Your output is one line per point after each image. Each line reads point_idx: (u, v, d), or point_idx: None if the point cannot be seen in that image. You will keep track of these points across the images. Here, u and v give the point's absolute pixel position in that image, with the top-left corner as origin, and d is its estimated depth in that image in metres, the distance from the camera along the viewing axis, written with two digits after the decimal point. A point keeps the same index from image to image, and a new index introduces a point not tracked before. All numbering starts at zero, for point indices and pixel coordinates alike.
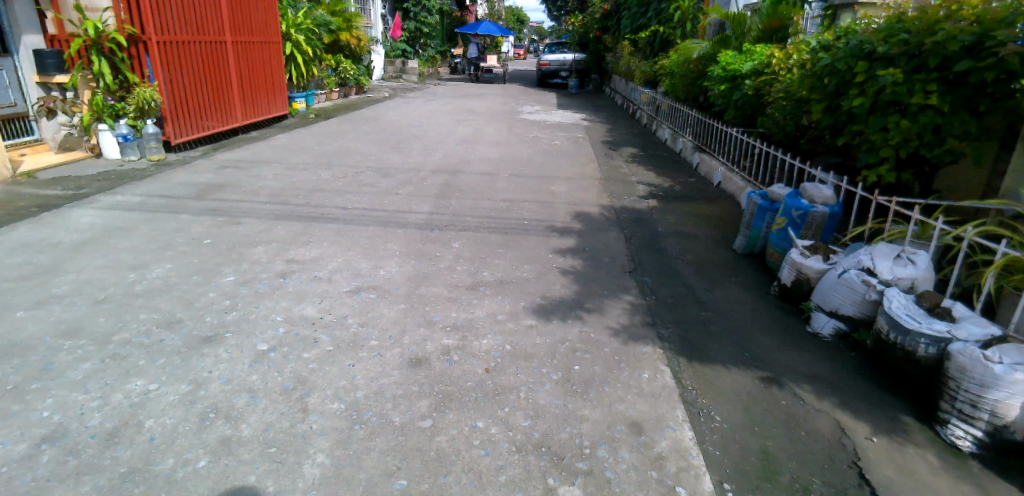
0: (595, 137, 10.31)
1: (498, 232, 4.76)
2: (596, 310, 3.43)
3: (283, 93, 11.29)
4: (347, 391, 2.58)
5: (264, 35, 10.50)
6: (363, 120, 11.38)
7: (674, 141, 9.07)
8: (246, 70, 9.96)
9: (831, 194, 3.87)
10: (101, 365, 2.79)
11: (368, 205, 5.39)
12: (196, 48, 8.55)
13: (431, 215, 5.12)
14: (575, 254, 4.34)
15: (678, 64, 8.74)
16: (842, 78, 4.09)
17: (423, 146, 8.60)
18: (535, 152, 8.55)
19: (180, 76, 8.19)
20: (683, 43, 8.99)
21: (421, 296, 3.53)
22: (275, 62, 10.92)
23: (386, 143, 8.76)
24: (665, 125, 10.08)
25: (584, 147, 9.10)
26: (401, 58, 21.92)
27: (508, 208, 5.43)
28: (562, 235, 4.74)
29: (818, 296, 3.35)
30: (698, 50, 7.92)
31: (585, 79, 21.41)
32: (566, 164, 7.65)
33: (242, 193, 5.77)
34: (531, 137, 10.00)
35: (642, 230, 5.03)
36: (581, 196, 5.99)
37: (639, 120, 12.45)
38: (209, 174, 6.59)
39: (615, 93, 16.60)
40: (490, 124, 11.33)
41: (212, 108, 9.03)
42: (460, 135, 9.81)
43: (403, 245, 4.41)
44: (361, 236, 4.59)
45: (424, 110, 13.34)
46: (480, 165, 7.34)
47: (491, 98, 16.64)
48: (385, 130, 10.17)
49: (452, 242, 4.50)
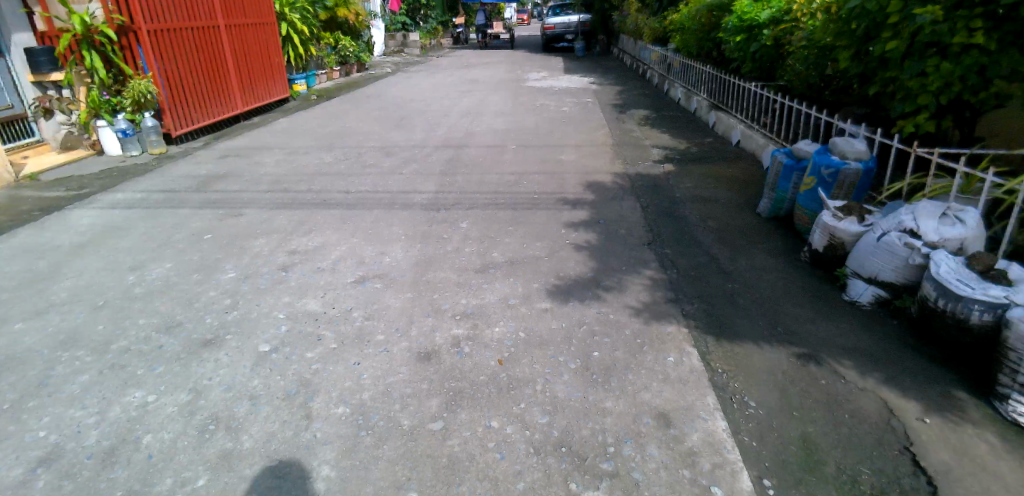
0: (605, 100, 9.91)
1: (507, 208, 4.54)
2: (614, 288, 3.22)
3: (282, 75, 11.03)
4: (353, 393, 2.43)
5: (257, 16, 10.18)
6: (365, 98, 11.10)
7: (687, 100, 8.67)
8: (241, 55, 9.70)
9: (865, 148, 3.55)
10: (99, 377, 2.68)
11: (371, 187, 5.19)
12: (188, 35, 8.31)
13: (437, 194, 4.90)
14: (589, 227, 4.11)
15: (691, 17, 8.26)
16: (872, 20, 3.72)
17: (427, 121, 8.33)
18: (543, 120, 8.23)
19: (174, 65, 7.98)
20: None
21: (428, 282, 3.35)
22: (271, 44, 10.63)
23: (389, 120, 8.50)
24: (678, 83, 9.64)
25: (593, 112, 8.75)
26: (402, 30, 21.40)
27: (516, 182, 5.19)
28: (575, 207, 4.50)
29: (855, 261, 3.11)
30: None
31: (591, 41, 20.68)
32: (575, 132, 7.34)
33: (243, 182, 5.61)
34: (538, 105, 9.65)
35: (659, 197, 4.77)
36: (593, 164, 5.71)
37: (650, 80, 11.97)
38: (210, 164, 6.43)
39: (624, 53, 16.00)
40: (495, 94, 10.96)
41: (210, 96, 8.84)
42: (465, 107, 9.50)
43: (408, 228, 4.22)
44: (364, 221, 4.41)
45: (428, 83, 12.98)
46: (486, 138, 7.07)
47: (495, 67, 16.17)
48: (388, 106, 9.90)
49: (459, 221, 4.29)
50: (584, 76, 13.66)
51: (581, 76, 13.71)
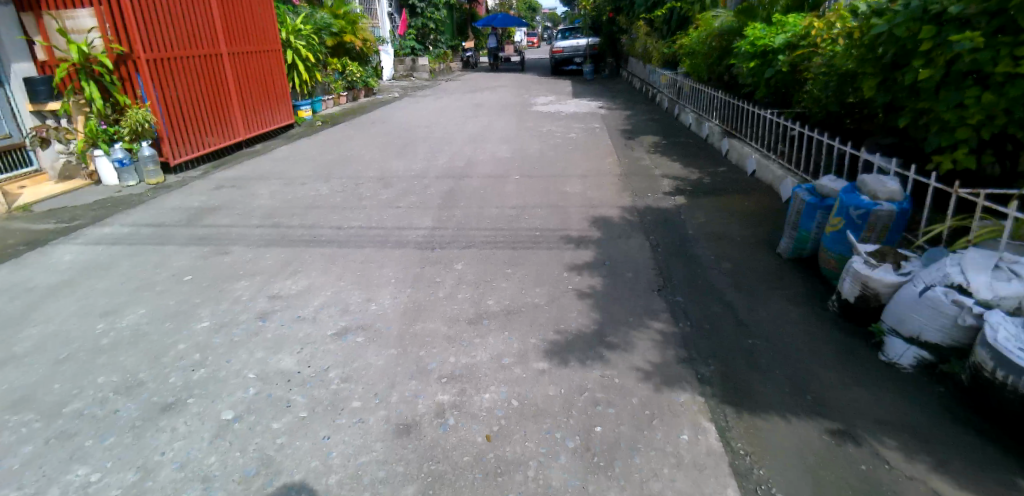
0: (613, 125, 9.68)
1: (507, 247, 4.25)
2: (620, 345, 2.90)
3: (286, 102, 10.96)
4: (319, 476, 2.13)
5: (261, 43, 10.14)
6: (370, 124, 10.99)
7: (698, 126, 8.41)
8: (244, 82, 9.62)
9: (898, 188, 3.26)
10: (42, 449, 2.39)
11: (364, 222, 4.94)
12: (189, 64, 8.23)
13: (433, 231, 4.63)
14: (594, 270, 3.81)
15: (702, 41, 8.04)
16: (901, 46, 3.43)
17: (429, 149, 8.13)
18: (549, 148, 7.98)
19: (174, 93, 7.90)
20: (703, 18, 8.27)
21: (416, 336, 3.05)
22: (275, 71, 10.57)
23: (391, 148, 8.32)
24: (688, 108, 9.41)
25: (601, 139, 8.50)
26: (411, 55, 21.49)
27: (518, 216, 4.91)
28: (579, 246, 4.21)
29: (892, 316, 2.79)
30: (721, 23, 7.20)
31: (600, 64, 20.62)
32: (582, 160, 7.07)
33: (234, 215, 5.39)
34: (544, 131, 9.43)
35: (669, 234, 4.46)
36: (599, 197, 5.43)
37: (659, 104, 11.75)
38: (203, 196, 6.24)
39: (632, 77, 15.85)
40: (501, 119, 10.78)
41: (212, 123, 8.74)
42: (470, 133, 9.31)
43: (399, 270, 3.95)
44: (354, 261, 4.15)
45: (434, 108, 12.87)
46: (489, 167, 6.83)
47: (503, 91, 16.09)
48: (392, 133, 9.74)
49: (454, 263, 4.01)
50: (592, 100, 13.49)
51: (589, 100, 13.54)
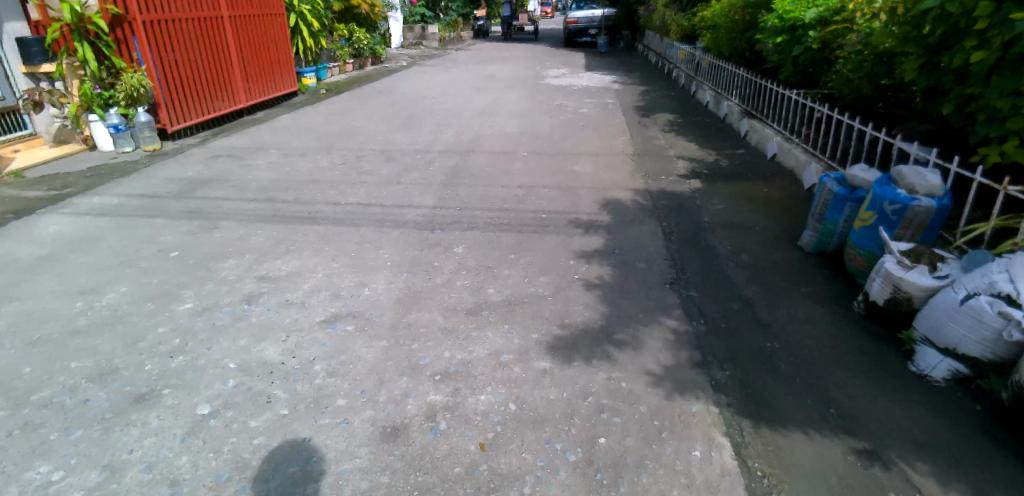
0: (626, 101, 9.32)
1: (511, 231, 4.03)
2: (628, 344, 2.69)
3: (289, 69, 10.64)
4: (297, 484, 1.95)
5: (264, 7, 9.78)
6: (375, 94, 10.66)
7: (715, 105, 8.05)
8: (247, 47, 9.30)
9: (939, 182, 2.96)
10: (5, 442, 2.22)
11: (363, 199, 4.72)
12: (188, 27, 7.93)
13: (434, 210, 4.41)
14: (602, 258, 3.58)
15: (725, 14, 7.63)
16: (952, 25, 3.11)
17: (436, 122, 7.84)
18: (559, 124, 7.67)
19: (172, 57, 7.61)
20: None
21: (410, 327, 2.86)
22: (279, 36, 10.22)
23: (396, 120, 8.04)
24: (706, 85, 9.01)
25: (614, 115, 8.18)
26: (421, 23, 20.92)
27: (524, 197, 4.67)
28: (588, 232, 3.97)
29: (926, 324, 2.59)
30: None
31: (615, 37, 20.00)
32: (593, 138, 6.77)
33: (229, 187, 5.18)
34: (555, 106, 9.08)
35: (683, 221, 4.21)
36: (611, 178, 5.16)
37: (676, 79, 11.33)
38: (199, 166, 6.03)
39: (648, 50, 15.32)
40: (511, 92, 10.43)
41: (212, 89, 8.47)
42: (478, 107, 8.99)
43: (396, 252, 3.74)
44: (349, 241, 3.94)
45: (442, 79, 12.50)
46: (496, 143, 6.55)
47: (514, 63, 15.63)
48: (397, 104, 9.44)
49: (455, 246, 3.79)
50: (606, 74, 13.05)
51: (602, 74, 13.10)
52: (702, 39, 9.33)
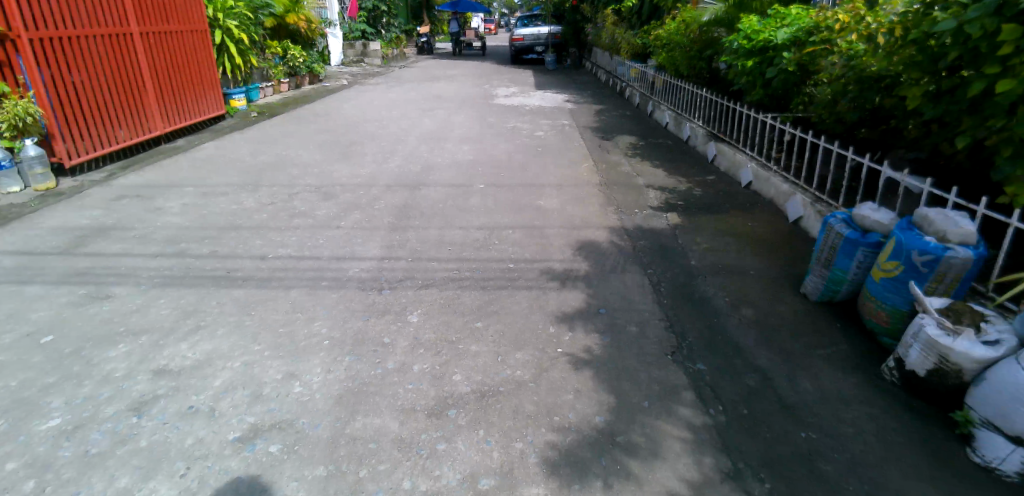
0: (582, 122, 8.94)
1: (474, 287, 3.41)
2: (638, 449, 2.12)
3: (215, 90, 9.69)
4: None
5: (182, 22, 8.80)
6: (313, 117, 9.85)
7: (676, 126, 7.77)
8: (164, 66, 8.30)
9: (973, 228, 2.54)
10: None
11: (296, 250, 3.99)
12: (90, 44, 6.88)
13: (381, 263, 3.74)
14: (586, 321, 3.02)
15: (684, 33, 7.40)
16: (965, 50, 2.79)
17: (380, 150, 7.15)
18: (515, 149, 7.14)
19: (71, 79, 6.57)
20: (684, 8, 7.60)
21: (354, 442, 2.19)
22: (201, 53, 9.25)
23: (337, 148, 7.30)
24: (664, 105, 8.78)
25: (571, 138, 7.74)
26: (361, 40, 20.12)
27: (486, 241, 4.07)
28: (565, 285, 3.41)
29: (988, 405, 2.08)
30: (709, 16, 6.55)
31: (562, 54, 19.89)
32: (554, 166, 6.26)
33: (130, 238, 4.31)
34: (508, 128, 8.58)
35: (669, 265, 3.72)
36: (580, 214, 4.65)
37: (629, 98, 11.11)
38: (97, 209, 5.09)
39: (598, 68, 15.18)
40: (460, 114, 9.87)
41: (123, 115, 7.44)
42: (426, 131, 8.36)
43: (336, 323, 3.05)
44: (276, 309, 3.22)
45: (386, 99, 11.81)
46: (449, 174, 5.93)
47: (461, 81, 15.11)
48: (337, 129, 8.68)
49: (408, 312, 3.14)
50: (557, 92, 12.72)
51: (553, 92, 12.77)
52: (656, 58, 9.12)
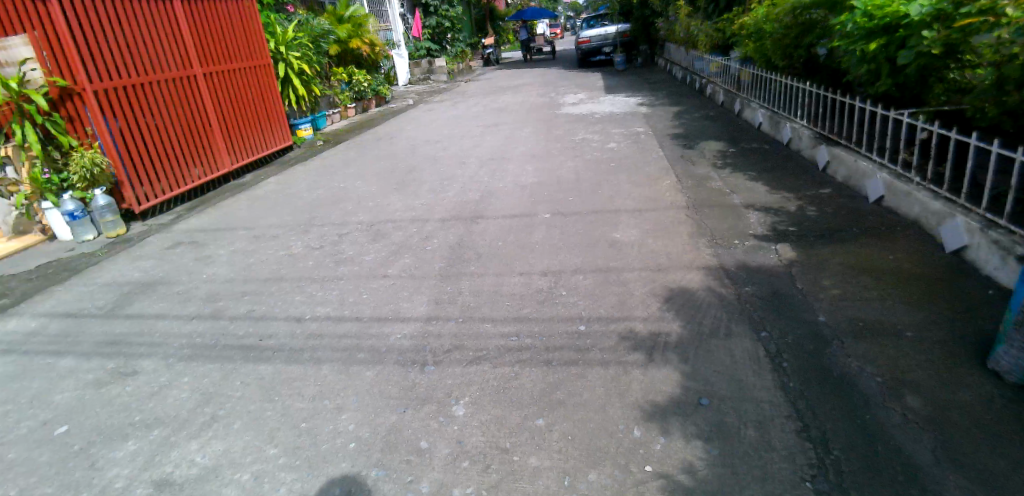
0: (659, 129, 8.07)
1: (535, 360, 2.75)
2: None
3: (281, 121, 9.74)
4: None
5: (245, 57, 8.87)
6: (377, 141, 9.66)
7: (773, 126, 6.71)
8: (229, 103, 8.37)
9: None
10: None
11: (335, 309, 3.52)
12: (154, 89, 6.97)
13: (426, 326, 3.19)
14: (684, 418, 2.27)
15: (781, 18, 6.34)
16: None
17: (439, 176, 6.69)
18: (584, 166, 6.42)
19: (138, 124, 6.68)
20: None
21: None
22: (266, 86, 9.31)
23: (395, 176, 6.94)
24: (756, 101, 7.70)
25: (648, 149, 6.91)
26: (427, 56, 20.16)
27: (550, 293, 3.40)
28: (652, 358, 2.67)
29: None
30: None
31: (632, 52, 18.82)
32: (629, 185, 5.48)
33: (172, 297, 4.05)
34: (577, 141, 7.86)
35: (788, 325, 2.87)
36: (664, 250, 3.86)
37: (711, 96, 10.05)
38: (152, 260, 4.95)
39: (672, 64, 14.09)
40: (525, 128, 9.29)
41: (191, 155, 7.54)
42: (488, 150, 7.84)
43: (366, 414, 2.50)
44: (303, 393, 2.71)
45: (450, 117, 11.48)
46: (511, 202, 5.32)
47: (528, 90, 14.57)
48: (398, 153, 8.37)
49: (452, 398, 2.53)
50: (629, 95, 11.82)
51: (625, 96, 11.89)
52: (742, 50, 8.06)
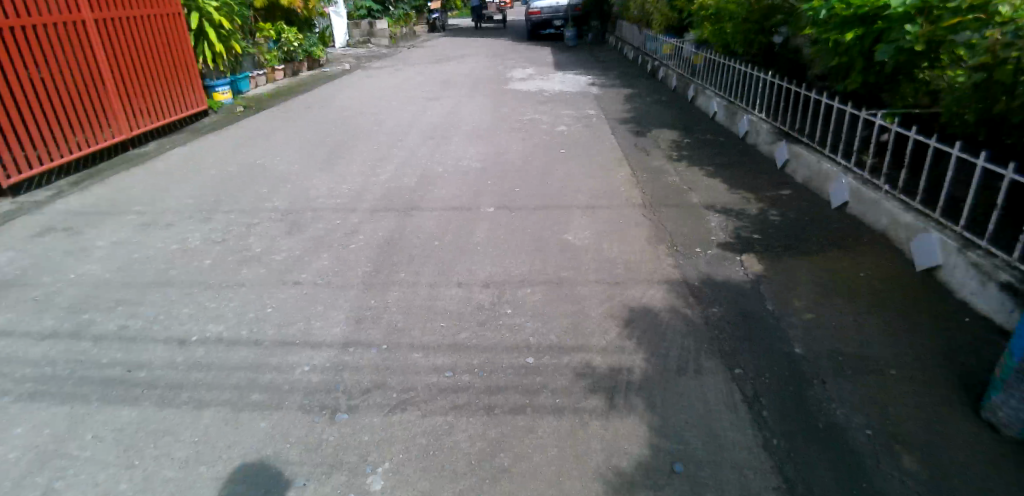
0: (611, 112, 7.67)
1: (476, 405, 2.26)
2: None
3: (191, 82, 8.61)
4: None
5: (147, 4, 7.69)
6: (305, 110, 8.72)
7: (729, 117, 6.43)
8: (126, 58, 7.22)
9: None
10: None
11: (231, 327, 2.90)
12: (30, 39, 5.82)
13: (343, 353, 2.63)
14: (655, 492, 1.86)
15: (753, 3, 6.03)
16: None
17: (372, 155, 5.99)
18: (533, 150, 5.91)
19: (8, 80, 5.55)
20: None
21: None
22: (173, 41, 8.14)
23: (322, 154, 6.17)
24: (712, 89, 7.41)
25: (600, 134, 6.49)
26: (367, 17, 18.80)
27: (494, 310, 2.92)
28: (613, 404, 2.25)
29: None
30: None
31: (583, 28, 18.29)
32: (581, 176, 5.03)
33: (26, 306, 3.26)
34: (525, 121, 7.32)
35: (763, 359, 2.52)
36: (623, 256, 3.45)
37: (663, 79, 9.75)
38: (10, 252, 4.06)
39: (624, 43, 13.75)
40: (470, 103, 8.65)
41: (80, 116, 6.46)
42: (428, 127, 7.18)
43: (256, 487, 1.94)
44: (173, 454, 2.11)
45: (389, 86, 10.61)
46: (451, 191, 4.75)
47: (474, 61, 13.80)
48: (328, 126, 7.55)
49: (369, 461, 2.02)
50: (580, 73, 11.34)
51: (575, 73, 11.40)
52: (699, 33, 7.75)
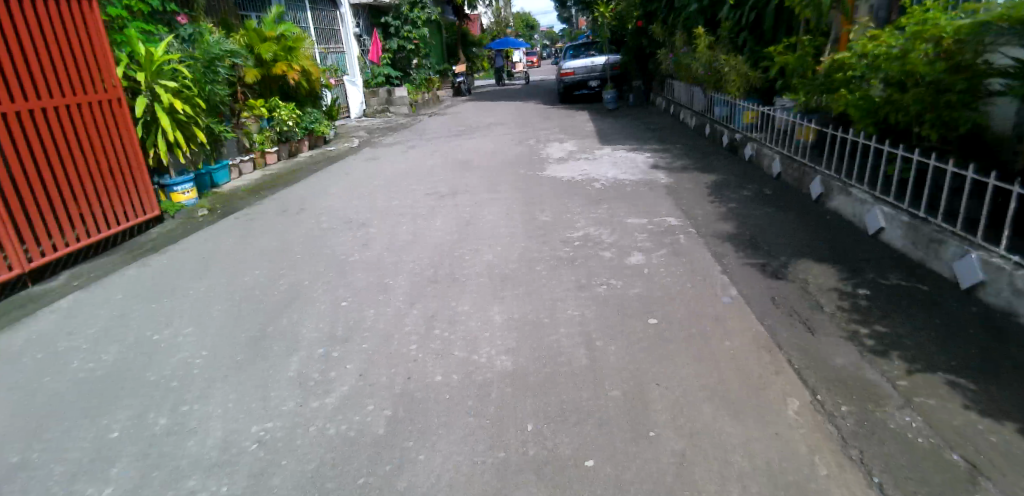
0: (699, 220, 5.30)
1: None
2: None
3: (137, 186, 6.57)
4: None
5: (73, 89, 5.73)
6: (277, 218, 6.62)
7: (919, 244, 3.93)
8: (28, 163, 5.15)
9: None
10: None
11: None
12: None
13: None
14: None
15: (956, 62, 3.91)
16: None
17: (335, 327, 3.70)
18: (599, 320, 3.50)
19: None
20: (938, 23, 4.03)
21: None
22: (109, 134, 6.16)
23: (261, 319, 3.92)
24: (857, 186, 4.96)
25: (701, 274, 4.07)
26: (385, 86, 17.26)
27: None
28: None
29: None
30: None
31: (623, 88, 16.40)
32: (711, 411, 2.56)
33: None
34: (575, 241, 4.98)
35: None
36: None
37: (751, 156, 7.41)
38: None
39: (679, 106, 11.55)
40: (496, 204, 6.41)
41: None
42: (433, 255, 4.90)
43: None
44: None
45: (396, 173, 8.55)
46: (452, 465, 2.35)
47: (502, 133, 11.81)
48: (297, 250, 5.38)
49: None
50: (632, 148, 9.12)
51: (627, 149, 9.17)
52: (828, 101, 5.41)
